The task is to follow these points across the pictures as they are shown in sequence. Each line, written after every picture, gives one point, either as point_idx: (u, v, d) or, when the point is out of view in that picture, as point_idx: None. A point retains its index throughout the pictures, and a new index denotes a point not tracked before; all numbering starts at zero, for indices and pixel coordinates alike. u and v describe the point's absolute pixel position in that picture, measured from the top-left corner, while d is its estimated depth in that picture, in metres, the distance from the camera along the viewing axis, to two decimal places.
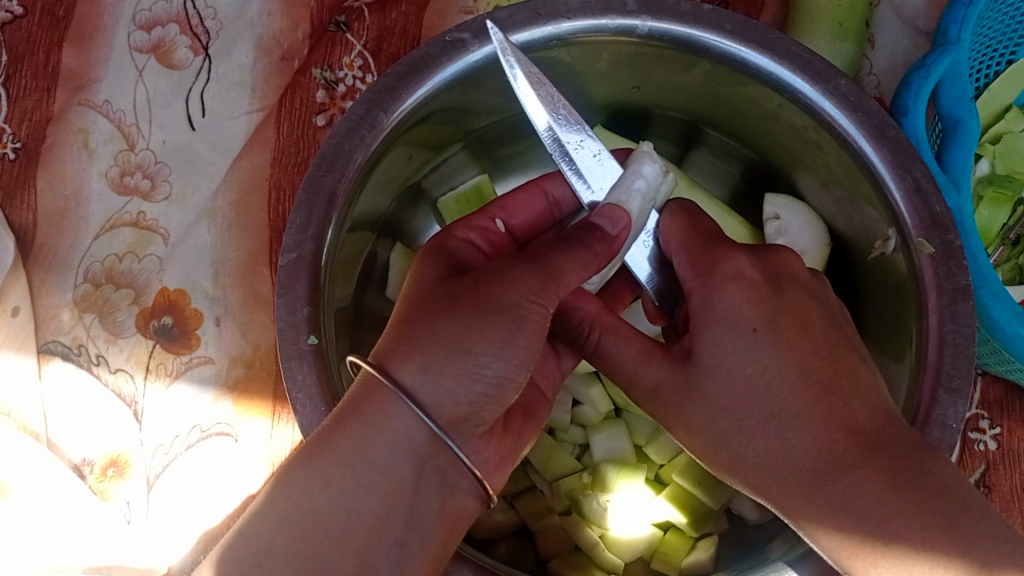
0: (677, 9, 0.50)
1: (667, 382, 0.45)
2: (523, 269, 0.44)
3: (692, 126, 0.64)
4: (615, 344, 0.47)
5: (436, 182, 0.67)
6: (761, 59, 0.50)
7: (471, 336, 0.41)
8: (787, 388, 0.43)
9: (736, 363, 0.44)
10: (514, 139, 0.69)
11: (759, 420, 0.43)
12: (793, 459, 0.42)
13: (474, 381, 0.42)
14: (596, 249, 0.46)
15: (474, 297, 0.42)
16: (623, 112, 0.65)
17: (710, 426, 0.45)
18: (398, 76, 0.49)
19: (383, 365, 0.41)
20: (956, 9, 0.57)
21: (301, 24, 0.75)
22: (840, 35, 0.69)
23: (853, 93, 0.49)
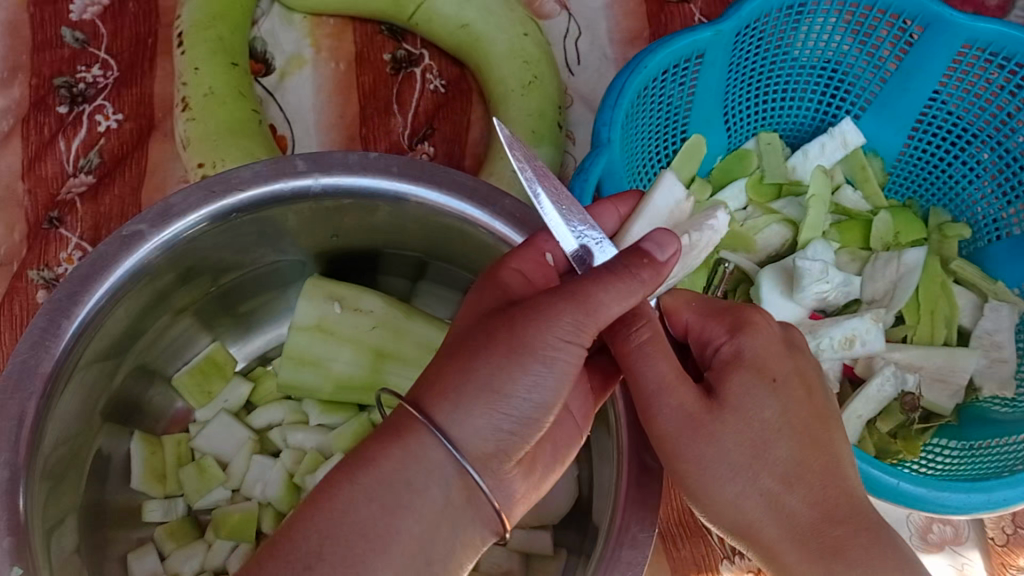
0: (345, 163, 0.55)
1: (692, 408, 0.42)
2: (564, 299, 0.38)
3: (415, 262, 0.68)
4: (647, 360, 0.41)
5: (169, 359, 0.66)
6: (432, 194, 0.55)
7: (502, 374, 0.37)
8: (786, 440, 0.42)
9: (755, 407, 0.42)
10: (254, 294, 0.69)
11: (766, 463, 0.42)
12: (776, 511, 0.42)
13: (514, 413, 0.38)
14: (641, 278, 0.39)
15: (509, 335, 0.38)
16: (349, 256, 0.69)
17: (720, 463, 0.42)
18: (78, 281, 0.49)
19: (419, 398, 0.38)
20: (604, 113, 0.65)
21: (16, 225, 0.75)
22: (533, 140, 0.78)
23: (518, 210, 0.55)
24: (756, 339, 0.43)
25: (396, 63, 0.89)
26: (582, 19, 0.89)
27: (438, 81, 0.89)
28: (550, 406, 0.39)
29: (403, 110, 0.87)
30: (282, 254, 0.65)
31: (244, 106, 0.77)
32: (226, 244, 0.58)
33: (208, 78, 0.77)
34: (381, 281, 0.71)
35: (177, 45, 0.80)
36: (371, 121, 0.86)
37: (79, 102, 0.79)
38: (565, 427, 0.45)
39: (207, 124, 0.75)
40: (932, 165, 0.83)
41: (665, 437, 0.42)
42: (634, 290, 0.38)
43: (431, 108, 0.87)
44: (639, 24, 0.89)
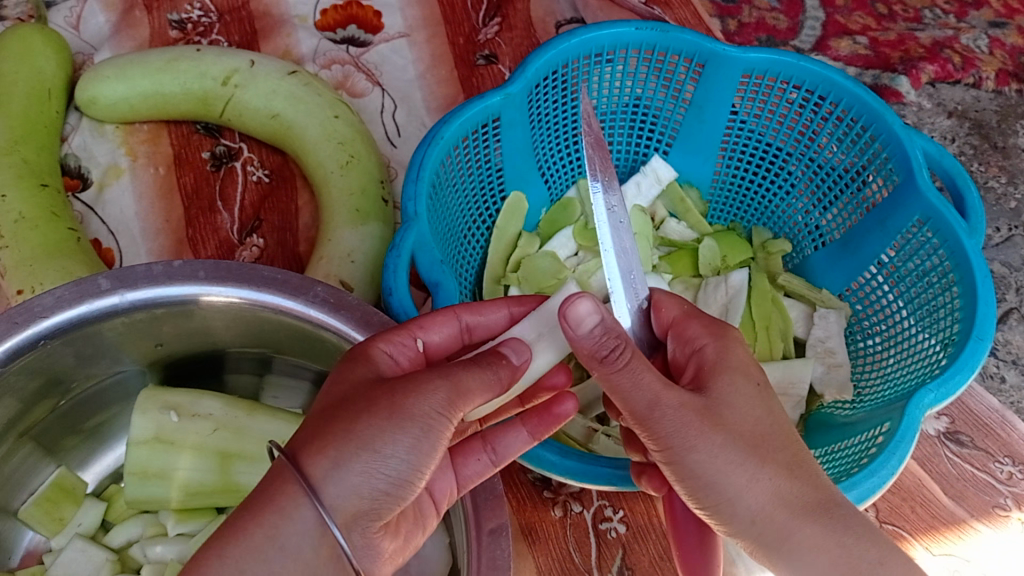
0: (149, 274, 0.56)
1: (693, 404, 0.39)
2: (431, 382, 0.37)
3: (256, 358, 0.67)
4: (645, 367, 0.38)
5: (10, 493, 0.62)
6: (241, 291, 0.57)
7: (382, 435, 0.35)
8: (779, 432, 0.40)
9: (741, 403, 0.40)
10: (98, 409, 0.67)
11: (769, 452, 0.39)
12: (777, 493, 0.39)
13: (392, 474, 0.35)
14: (499, 375, 0.40)
15: (389, 401, 0.36)
16: (190, 362, 0.67)
17: (723, 456, 0.39)
18: None
19: (297, 457, 0.35)
20: (409, 189, 0.66)
21: None
22: (360, 218, 0.77)
23: (330, 294, 0.57)
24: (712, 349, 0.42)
25: (215, 160, 0.87)
26: (396, 92, 0.89)
27: (259, 171, 0.88)
28: (422, 467, 0.36)
29: (227, 207, 0.85)
30: (116, 372, 0.64)
31: (61, 226, 0.76)
32: (49, 370, 0.57)
33: (17, 203, 0.75)
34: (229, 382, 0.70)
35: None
36: (196, 221, 0.84)
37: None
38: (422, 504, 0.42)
39: (25, 249, 0.73)
40: (745, 188, 0.82)
41: (653, 430, 0.39)
42: (492, 378, 0.39)
43: (257, 201, 0.86)
44: (452, 89, 0.89)
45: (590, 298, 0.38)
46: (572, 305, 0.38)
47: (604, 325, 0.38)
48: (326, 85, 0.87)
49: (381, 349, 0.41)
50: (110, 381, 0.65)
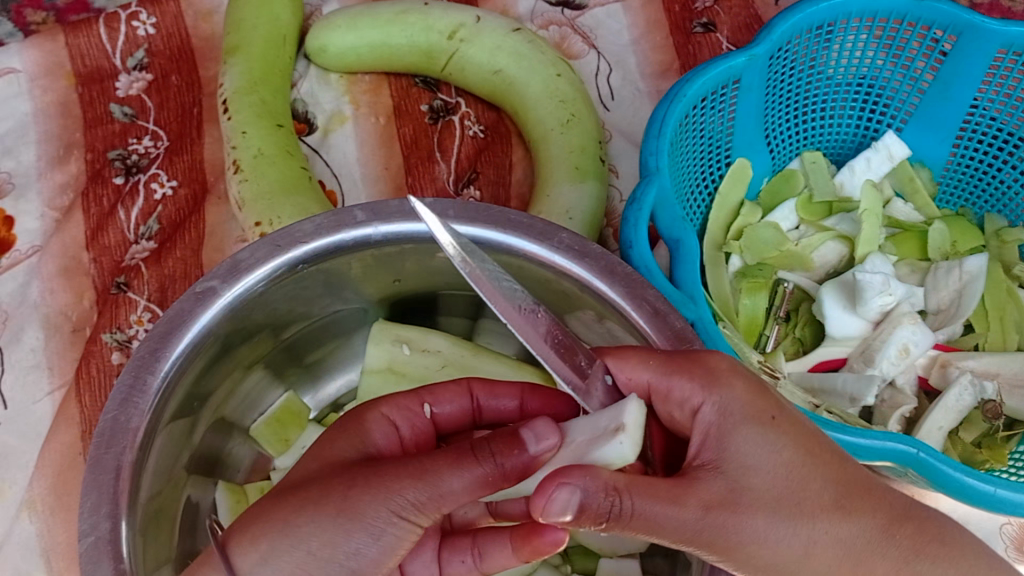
0: (400, 208, 0.55)
1: (714, 497, 0.36)
2: (395, 477, 0.37)
3: (473, 301, 0.68)
4: (647, 496, 0.35)
5: (245, 410, 0.68)
6: (487, 232, 0.55)
7: (321, 538, 0.37)
8: (821, 484, 0.38)
9: (746, 465, 0.37)
10: (320, 345, 0.71)
11: (808, 518, 0.37)
12: (840, 541, 0.37)
13: (355, 563, 0.38)
14: (505, 467, 0.38)
15: (343, 500, 0.37)
16: (408, 300, 0.69)
17: (762, 531, 0.36)
18: (159, 337, 0.50)
19: (227, 547, 0.38)
20: (650, 142, 0.63)
21: (85, 292, 0.79)
22: (579, 176, 0.77)
23: (576, 242, 0.55)
24: (712, 407, 0.38)
25: (433, 113, 0.90)
26: (611, 56, 0.90)
27: (476, 126, 0.89)
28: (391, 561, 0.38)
29: (444, 158, 0.87)
30: (344, 304, 0.67)
31: (294, 164, 0.79)
32: (293, 296, 0.60)
33: (257, 140, 0.80)
34: (442, 323, 0.72)
35: (224, 111, 0.83)
36: (416, 168, 0.87)
37: (134, 172, 0.84)
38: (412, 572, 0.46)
39: (260, 183, 0.77)
40: (979, 177, 0.78)
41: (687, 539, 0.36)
42: (487, 474, 0.37)
43: (474, 153, 0.88)
44: (666, 57, 0.90)
45: (573, 481, 0.34)
46: (546, 492, 0.34)
47: (588, 495, 0.34)
48: (548, 44, 0.88)
49: (382, 412, 0.44)
50: (336, 316, 0.68)
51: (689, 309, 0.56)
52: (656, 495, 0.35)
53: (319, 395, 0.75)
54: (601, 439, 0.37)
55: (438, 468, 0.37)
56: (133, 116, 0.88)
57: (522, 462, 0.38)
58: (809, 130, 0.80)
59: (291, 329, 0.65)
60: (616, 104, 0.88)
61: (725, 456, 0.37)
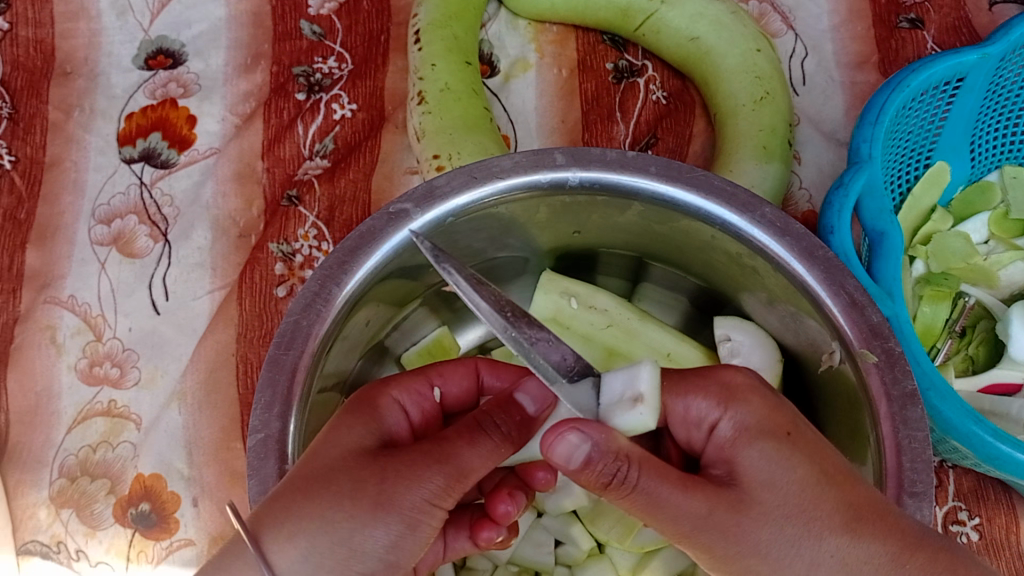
0: (603, 158, 0.54)
1: (718, 501, 0.43)
2: (409, 459, 0.43)
3: (638, 263, 0.67)
4: (656, 474, 0.42)
5: (398, 339, 0.67)
6: (687, 195, 0.53)
7: (361, 532, 0.41)
8: (823, 506, 0.42)
9: (758, 476, 0.43)
10: None
11: (814, 534, 0.42)
12: (846, 564, 0.42)
13: (385, 538, 0.42)
14: (506, 434, 0.46)
15: (376, 489, 0.42)
16: (571, 256, 0.67)
17: (767, 539, 0.42)
18: (348, 250, 0.52)
19: (260, 540, 0.41)
20: (864, 130, 0.62)
21: (255, 200, 0.80)
22: (766, 156, 0.73)
23: (778, 218, 0.53)
24: (728, 422, 0.45)
25: (617, 73, 0.85)
26: (809, 40, 0.84)
27: (660, 92, 0.84)
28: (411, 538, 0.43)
29: (625, 119, 0.83)
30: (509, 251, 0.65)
31: (476, 101, 0.77)
32: (468, 236, 0.59)
33: (445, 74, 0.77)
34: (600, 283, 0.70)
35: (416, 41, 0.80)
36: (593, 126, 0.83)
37: (316, 90, 0.83)
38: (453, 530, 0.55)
39: (442, 119, 0.75)
40: None
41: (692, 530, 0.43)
42: (497, 445, 0.45)
43: (654, 119, 0.83)
44: (866, 48, 0.83)
45: (585, 431, 0.42)
46: (561, 440, 0.42)
47: (598, 449, 0.41)
48: (750, 17, 0.82)
49: (394, 397, 0.50)
50: (499, 260, 0.66)
51: (886, 304, 0.56)
52: (666, 480, 0.42)
53: (465, 336, 0.73)
54: (621, 406, 0.43)
55: (455, 449, 0.44)
56: (322, 35, 0.86)
57: (523, 423, 0.47)
58: (1015, 137, 0.79)
59: None
60: (807, 88, 0.83)
61: (736, 470, 0.44)
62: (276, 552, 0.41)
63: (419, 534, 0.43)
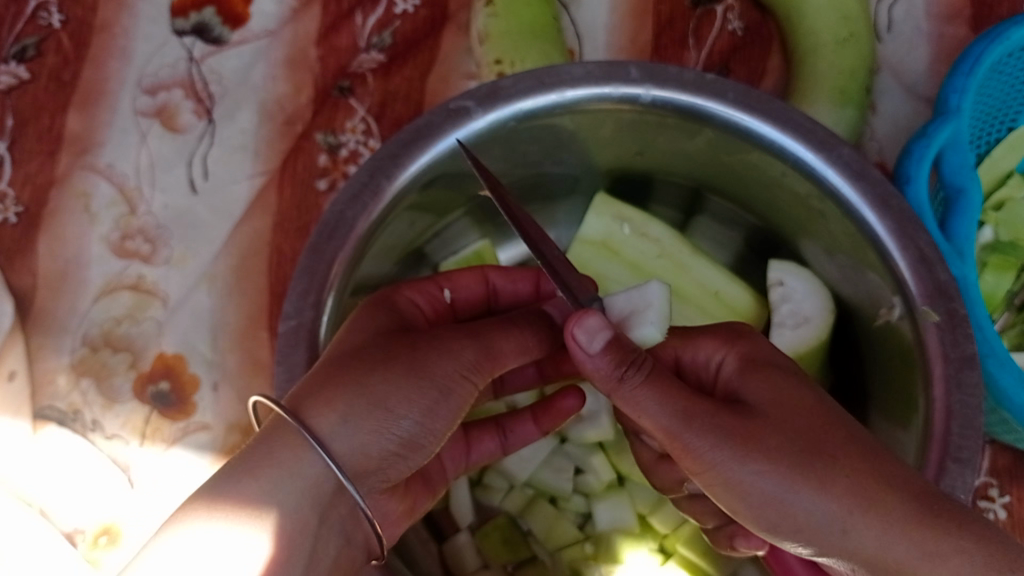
0: (679, 77, 0.50)
1: (726, 423, 0.44)
2: (458, 339, 0.48)
3: (694, 192, 0.63)
4: (662, 393, 0.45)
5: (438, 247, 0.65)
6: (763, 127, 0.49)
7: (395, 394, 0.44)
8: (822, 442, 0.42)
9: (795, 439, 0.43)
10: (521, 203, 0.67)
11: (805, 461, 0.42)
12: (834, 495, 0.41)
13: (410, 414, 0.45)
14: (534, 335, 0.52)
15: (407, 357, 0.45)
16: (625, 178, 0.64)
17: (763, 468, 0.42)
18: (401, 143, 0.49)
19: (300, 407, 0.43)
20: (956, 78, 0.57)
21: (304, 88, 0.77)
22: (841, 100, 0.70)
23: (855, 161, 0.49)
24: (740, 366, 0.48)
25: None
26: None
27: (737, 22, 0.79)
28: (434, 421, 0.47)
29: (698, 46, 0.79)
30: (563, 167, 0.62)
31: (545, 7, 0.72)
32: (523, 147, 0.56)
33: None
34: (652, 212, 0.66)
35: None
36: (663, 50, 0.79)
37: None
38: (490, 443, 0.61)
39: (510, 23, 0.71)
40: None
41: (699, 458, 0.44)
42: (525, 340, 0.51)
43: (728, 49, 0.78)
44: None
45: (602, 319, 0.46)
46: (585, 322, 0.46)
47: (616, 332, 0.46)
48: None
49: (407, 296, 0.54)
50: (549, 176, 0.63)
51: (954, 263, 0.52)
52: (679, 400, 0.44)
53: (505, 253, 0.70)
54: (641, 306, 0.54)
55: (488, 334, 0.49)
56: None
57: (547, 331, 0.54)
58: None
59: (505, 179, 0.61)
60: (894, 35, 0.77)
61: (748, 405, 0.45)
62: (316, 417, 0.42)
63: (448, 408, 0.47)
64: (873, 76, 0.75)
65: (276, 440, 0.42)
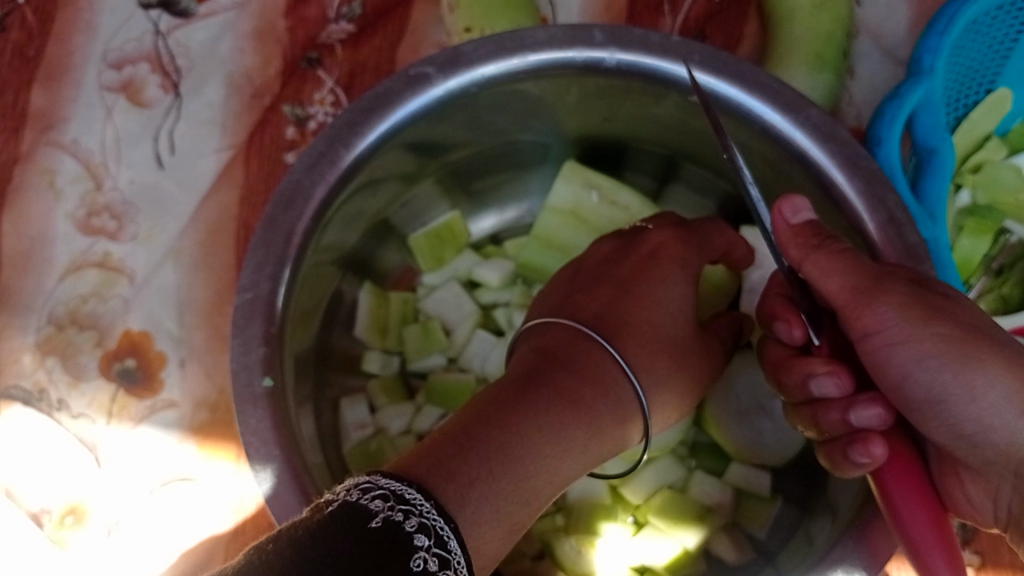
0: (645, 40, 0.49)
1: (912, 308, 0.44)
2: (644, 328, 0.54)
3: (667, 160, 0.62)
4: (842, 264, 0.44)
5: (407, 219, 0.64)
6: (730, 89, 0.48)
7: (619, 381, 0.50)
8: (995, 333, 0.44)
9: (992, 328, 0.44)
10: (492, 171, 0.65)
11: (984, 355, 0.43)
12: (1003, 387, 0.43)
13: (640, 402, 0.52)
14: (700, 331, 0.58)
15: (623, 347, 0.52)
16: (599, 146, 0.63)
17: (937, 353, 0.44)
18: (360, 111, 0.48)
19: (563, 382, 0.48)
20: (930, 38, 0.56)
21: (272, 59, 0.75)
22: (818, 65, 0.69)
23: (825, 123, 0.48)
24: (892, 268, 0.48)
25: None
26: None
27: None
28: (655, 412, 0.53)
29: (674, 12, 0.77)
30: (533, 135, 0.61)
31: None
32: (488, 114, 0.55)
33: None
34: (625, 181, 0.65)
35: None
36: (638, 17, 0.77)
37: None
38: None
39: None
40: None
41: (875, 334, 0.45)
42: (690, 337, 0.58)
43: (705, 14, 0.77)
44: None
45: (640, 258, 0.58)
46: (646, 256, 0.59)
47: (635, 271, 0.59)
48: None
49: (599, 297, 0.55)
50: (520, 144, 0.62)
51: (925, 225, 0.51)
52: (863, 273, 0.44)
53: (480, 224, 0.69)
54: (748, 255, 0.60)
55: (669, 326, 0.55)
56: None
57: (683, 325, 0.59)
58: None
59: (474, 147, 0.60)
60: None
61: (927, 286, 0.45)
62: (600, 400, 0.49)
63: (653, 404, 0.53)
64: (851, 40, 0.74)
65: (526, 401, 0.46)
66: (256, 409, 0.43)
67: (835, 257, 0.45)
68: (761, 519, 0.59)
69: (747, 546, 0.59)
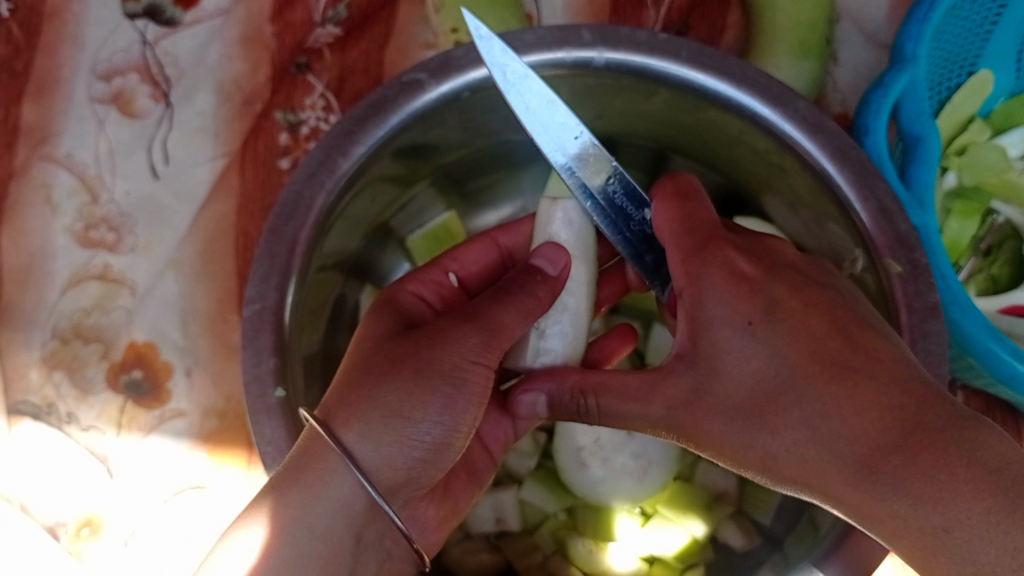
0: (633, 38, 0.50)
1: (676, 395, 0.47)
2: (455, 326, 0.48)
3: (659, 154, 0.63)
4: (611, 396, 0.49)
5: (405, 221, 0.65)
6: (719, 84, 0.50)
7: (412, 402, 0.45)
8: (786, 380, 0.44)
9: (750, 426, 0.45)
10: (487, 171, 0.66)
11: (765, 422, 0.44)
12: (796, 449, 0.44)
13: (433, 430, 0.46)
14: (536, 294, 0.51)
15: (416, 360, 0.46)
16: None
17: (730, 430, 0.46)
18: (357, 119, 0.49)
19: (328, 422, 0.45)
20: (911, 26, 0.56)
21: (260, 66, 0.75)
22: (801, 52, 0.70)
23: (812, 114, 0.49)
24: (687, 302, 0.48)
25: None
26: None
27: None
28: (459, 422, 0.47)
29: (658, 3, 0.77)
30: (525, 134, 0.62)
31: None
32: (481, 117, 0.56)
33: None
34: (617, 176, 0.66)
35: None
36: (623, 10, 0.77)
37: None
38: (482, 457, 0.58)
39: None
40: None
41: (675, 425, 0.48)
42: (527, 305, 0.50)
43: (688, 5, 0.77)
44: None
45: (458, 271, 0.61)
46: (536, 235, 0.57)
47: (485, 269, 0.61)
48: None
49: (410, 291, 0.56)
50: (513, 145, 0.63)
51: (914, 212, 0.53)
52: (619, 399, 0.49)
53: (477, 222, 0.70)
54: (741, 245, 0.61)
55: (484, 309, 0.49)
56: None
57: (548, 284, 0.52)
58: None
59: (466, 149, 0.61)
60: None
61: (701, 343, 0.47)
62: (344, 432, 0.45)
63: (459, 408, 0.47)
64: (832, 27, 0.75)
65: (310, 475, 0.44)
66: (269, 419, 0.45)
67: (607, 400, 0.49)
68: (767, 506, 0.59)
69: (754, 534, 0.60)
